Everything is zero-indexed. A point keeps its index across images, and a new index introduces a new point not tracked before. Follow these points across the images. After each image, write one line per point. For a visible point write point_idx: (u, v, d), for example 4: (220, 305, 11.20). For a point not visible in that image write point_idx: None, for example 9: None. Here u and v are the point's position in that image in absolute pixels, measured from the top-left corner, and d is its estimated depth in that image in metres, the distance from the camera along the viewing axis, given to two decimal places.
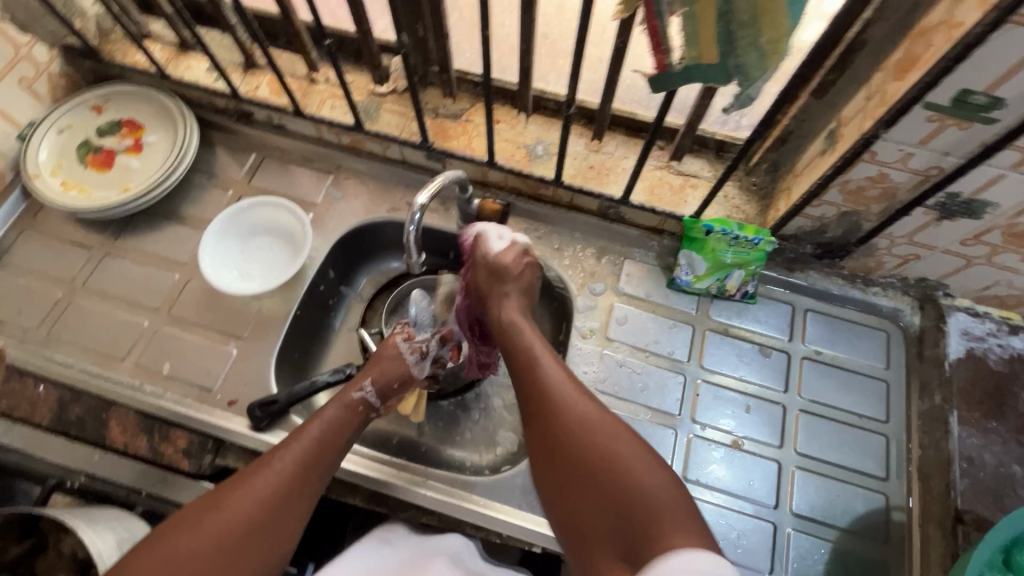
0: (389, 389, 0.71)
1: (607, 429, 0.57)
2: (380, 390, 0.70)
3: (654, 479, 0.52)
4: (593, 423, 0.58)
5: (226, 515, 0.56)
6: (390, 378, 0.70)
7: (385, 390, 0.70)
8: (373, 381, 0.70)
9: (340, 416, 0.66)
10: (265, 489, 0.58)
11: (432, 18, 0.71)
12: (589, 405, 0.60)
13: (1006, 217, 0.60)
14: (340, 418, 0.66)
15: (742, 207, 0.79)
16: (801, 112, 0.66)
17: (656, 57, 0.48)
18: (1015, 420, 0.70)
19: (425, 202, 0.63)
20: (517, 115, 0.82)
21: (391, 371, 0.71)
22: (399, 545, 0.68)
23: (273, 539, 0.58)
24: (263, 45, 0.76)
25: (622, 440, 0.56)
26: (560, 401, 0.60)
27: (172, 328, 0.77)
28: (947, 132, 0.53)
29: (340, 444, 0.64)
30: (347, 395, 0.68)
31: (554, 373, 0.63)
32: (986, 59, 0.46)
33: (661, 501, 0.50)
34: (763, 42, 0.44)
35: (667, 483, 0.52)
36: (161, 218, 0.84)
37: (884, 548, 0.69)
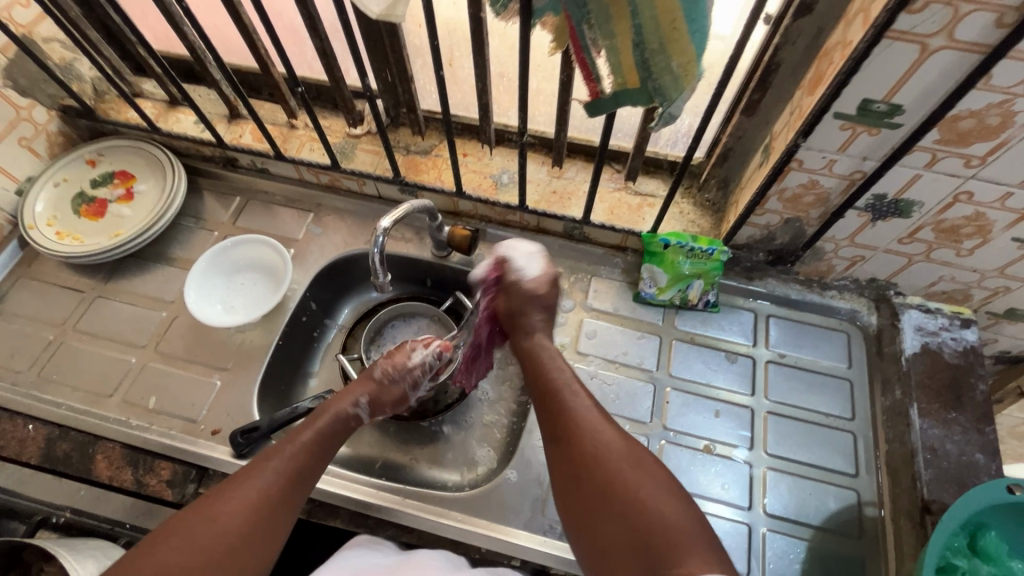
0: (381, 405, 0.75)
1: (629, 459, 0.59)
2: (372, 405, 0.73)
3: (666, 503, 0.54)
4: (616, 452, 0.60)
5: (215, 524, 0.56)
6: (386, 399, 0.74)
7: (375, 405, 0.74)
8: (369, 398, 0.73)
9: (331, 429, 0.68)
10: (249, 496, 0.58)
11: (396, 65, 0.78)
12: (613, 435, 0.62)
13: (932, 214, 0.65)
14: (330, 429, 0.68)
15: (696, 221, 0.84)
16: (736, 130, 0.72)
17: (590, 85, 0.54)
18: (974, 409, 0.72)
19: (388, 226, 0.66)
20: (482, 149, 0.89)
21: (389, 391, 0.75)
22: (387, 552, 0.68)
23: (256, 548, 0.57)
24: (243, 97, 0.82)
25: (638, 470, 0.58)
26: (582, 429, 0.63)
27: (158, 363, 0.80)
28: (861, 139, 0.58)
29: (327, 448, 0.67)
30: (342, 408, 0.70)
31: (578, 402, 0.66)
32: (879, 73, 0.50)
33: (677, 526, 0.52)
34: (675, 66, 0.49)
35: (677, 509, 0.54)
36: (150, 261, 0.89)
37: (859, 545, 0.69)
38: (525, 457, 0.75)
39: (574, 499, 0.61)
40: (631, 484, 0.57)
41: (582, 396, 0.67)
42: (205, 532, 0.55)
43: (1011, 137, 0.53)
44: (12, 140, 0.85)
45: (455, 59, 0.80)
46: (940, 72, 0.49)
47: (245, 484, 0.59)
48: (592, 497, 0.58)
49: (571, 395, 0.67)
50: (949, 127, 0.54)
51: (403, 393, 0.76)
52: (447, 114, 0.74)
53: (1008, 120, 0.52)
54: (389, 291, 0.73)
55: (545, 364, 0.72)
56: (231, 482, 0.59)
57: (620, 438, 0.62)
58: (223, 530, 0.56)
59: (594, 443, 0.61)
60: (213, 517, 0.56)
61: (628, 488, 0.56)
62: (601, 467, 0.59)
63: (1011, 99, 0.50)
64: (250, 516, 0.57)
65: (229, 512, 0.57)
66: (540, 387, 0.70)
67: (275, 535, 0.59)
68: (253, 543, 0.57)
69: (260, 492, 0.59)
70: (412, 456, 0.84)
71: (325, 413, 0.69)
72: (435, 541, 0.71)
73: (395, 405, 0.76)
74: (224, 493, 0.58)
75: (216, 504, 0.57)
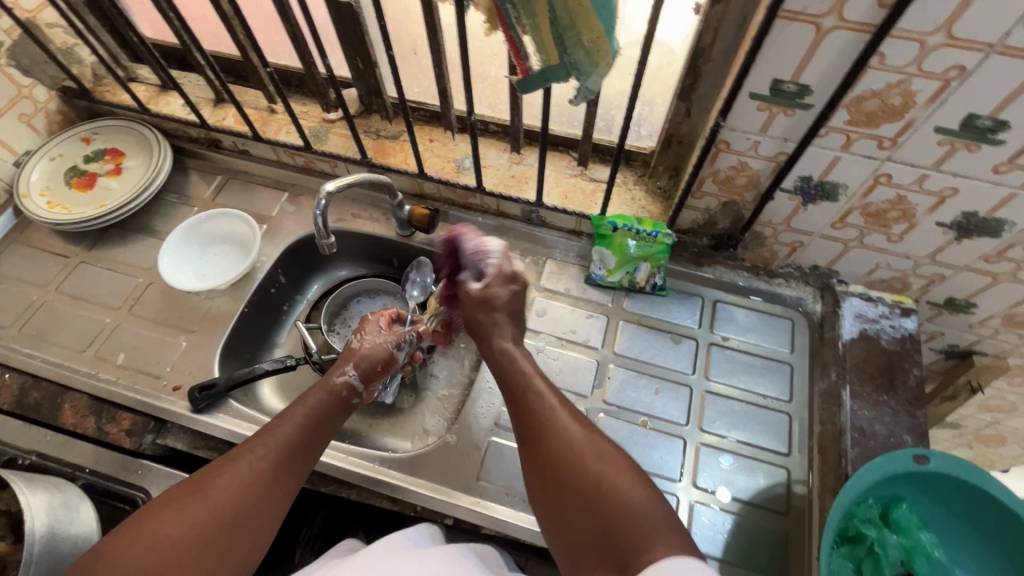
0: (371, 371, 0.74)
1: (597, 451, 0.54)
2: (362, 373, 0.73)
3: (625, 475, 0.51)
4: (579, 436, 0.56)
5: (209, 501, 0.52)
6: (372, 361, 0.74)
7: (365, 372, 0.73)
8: (356, 366, 0.73)
9: (323, 402, 0.66)
10: (247, 471, 0.56)
11: (363, 51, 0.83)
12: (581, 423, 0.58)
13: (858, 197, 0.67)
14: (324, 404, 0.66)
15: (646, 207, 0.87)
16: (677, 117, 0.75)
17: (519, 62, 0.57)
18: (906, 393, 0.73)
19: (331, 189, 0.72)
20: (448, 135, 0.93)
21: (374, 355, 0.75)
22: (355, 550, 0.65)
23: (249, 528, 0.53)
24: (222, 80, 0.88)
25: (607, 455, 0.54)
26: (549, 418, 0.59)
27: (131, 324, 0.85)
28: (778, 120, 0.62)
29: (323, 428, 0.65)
30: (332, 380, 0.69)
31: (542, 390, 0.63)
32: (783, 52, 0.55)
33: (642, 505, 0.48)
34: (586, 41, 0.53)
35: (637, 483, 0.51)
36: (133, 231, 0.94)
37: (785, 520, 0.71)
38: (466, 423, 0.78)
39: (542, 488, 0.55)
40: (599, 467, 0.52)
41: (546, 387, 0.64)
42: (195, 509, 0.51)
43: (914, 118, 0.56)
44: (12, 115, 0.92)
45: (419, 46, 0.85)
46: (837, 52, 0.53)
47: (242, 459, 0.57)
48: (560, 484, 0.53)
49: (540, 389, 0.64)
50: (856, 107, 0.57)
51: (388, 356, 0.77)
52: (404, 95, 0.79)
53: (909, 100, 0.55)
54: (333, 253, 0.78)
55: (512, 362, 0.68)
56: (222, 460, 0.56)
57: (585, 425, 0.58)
58: (216, 506, 0.52)
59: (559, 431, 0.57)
60: (207, 492, 0.53)
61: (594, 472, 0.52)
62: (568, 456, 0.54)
63: (907, 79, 0.53)
64: (250, 492, 0.55)
65: (226, 487, 0.54)
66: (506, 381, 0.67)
67: (273, 514, 0.56)
68: (248, 521, 0.54)
69: (260, 467, 0.57)
70: (365, 423, 0.88)
71: (318, 390, 0.68)
72: (374, 498, 0.75)
73: (383, 368, 0.76)
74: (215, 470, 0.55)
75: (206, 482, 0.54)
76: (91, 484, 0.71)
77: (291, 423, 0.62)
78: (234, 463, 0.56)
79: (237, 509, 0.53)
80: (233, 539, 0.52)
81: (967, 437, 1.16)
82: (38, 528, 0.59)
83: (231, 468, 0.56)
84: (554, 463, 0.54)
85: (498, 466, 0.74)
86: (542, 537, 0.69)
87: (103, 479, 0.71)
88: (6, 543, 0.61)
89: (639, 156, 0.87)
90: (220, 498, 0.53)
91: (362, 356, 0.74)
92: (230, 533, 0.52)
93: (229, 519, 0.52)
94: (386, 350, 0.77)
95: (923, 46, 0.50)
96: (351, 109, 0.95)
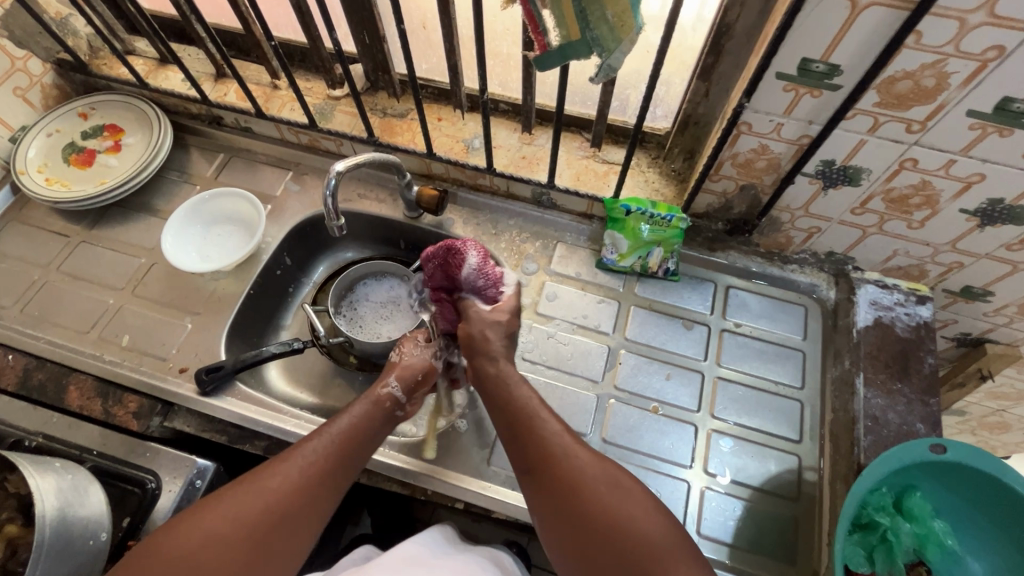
0: (414, 384, 0.71)
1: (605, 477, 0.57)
2: (404, 385, 0.70)
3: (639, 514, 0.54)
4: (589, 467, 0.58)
5: (261, 504, 0.54)
6: (411, 372, 0.72)
7: (408, 384, 0.71)
8: (397, 377, 0.70)
9: (367, 412, 0.65)
10: (296, 477, 0.57)
11: (370, 25, 0.80)
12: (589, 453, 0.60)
13: (880, 182, 0.65)
14: (369, 412, 0.66)
15: (660, 189, 0.85)
16: (695, 97, 0.73)
17: (537, 38, 0.55)
18: (919, 380, 0.72)
19: (340, 169, 0.70)
20: (457, 114, 0.91)
21: (413, 366, 0.72)
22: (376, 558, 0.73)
23: (291, 533, 0.55)
24: (224, 55, 0.85)
25: (625, 490, 0.56)
26: (555, 447, 0.60)
27: (135, 305, 0.84)
28: (804, 101, 0.60)
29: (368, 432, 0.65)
30: (377, 391, 0.68)
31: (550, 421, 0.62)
32: (815, 30, 0.53)
33: (655, 538, 0.53)
34: (610, 16, 0.51)
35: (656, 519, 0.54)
36: (134, 210, 0.92)
37: (795, 506, 0.71)
38: (476, 407, 0.78)
39: (548, 513, 0.58)
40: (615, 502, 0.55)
41: (555, 421, 0.63)
42: (246, 511, 0.53)
43: (947, 100, 0.54)
44: (7, 89, 0.89)
45: (428, 21, 0.82)
46: (872, 29, 0.51)
47: (291, 463, 0.58)
48: (574, 517, 0.56)
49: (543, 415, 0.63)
50: (887, 89, 0.55)
51: (428, 365, 0.74)
52: (413, 71, 0.76)
53: (943, 82, 0.53)
54: (342, 235, 0.76)
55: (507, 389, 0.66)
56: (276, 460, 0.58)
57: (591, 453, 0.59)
58: (266, 509, 0.54)
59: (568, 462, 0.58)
60: (259, 494, 0.55)
61: (608, 509, 0.55)
62: (580, 490, 0.56)
63: (942, 60, 0.51)
64: (297, 503, 0.56)
65: (276, 490, 0.55)
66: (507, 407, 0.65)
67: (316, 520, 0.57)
68: (294, 525, 0.56)
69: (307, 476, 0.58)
70: None
71: (360, 401, 0.67)
72: (384, 481, 0.75)
73: (423, 380, 0.73)
74: (268, 471, 0.57)
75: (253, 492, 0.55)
76: (99, 467, 0.70)
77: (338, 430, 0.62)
78: (284, 466, 0.57)
79: (282, 512, 0.55)
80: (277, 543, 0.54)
81: (971, 423, 1.16)
82: (49, 511, 0.58)
83: (282, 472, 0.57)
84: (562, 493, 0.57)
85: (508, 451, 0.74)
86: None
87: (111, 461, 0.70)
88: (16, 525, 0.61)
89: (653, 138, 0.85)
90: (266, 502, 0.55)
91: (404, 368, 0.72)
92: (273, 537, 0.54)
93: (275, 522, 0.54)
94: (422, 361, 0.73)
95: (962, 25, 0.48)
96: (357, 85, 0.92)
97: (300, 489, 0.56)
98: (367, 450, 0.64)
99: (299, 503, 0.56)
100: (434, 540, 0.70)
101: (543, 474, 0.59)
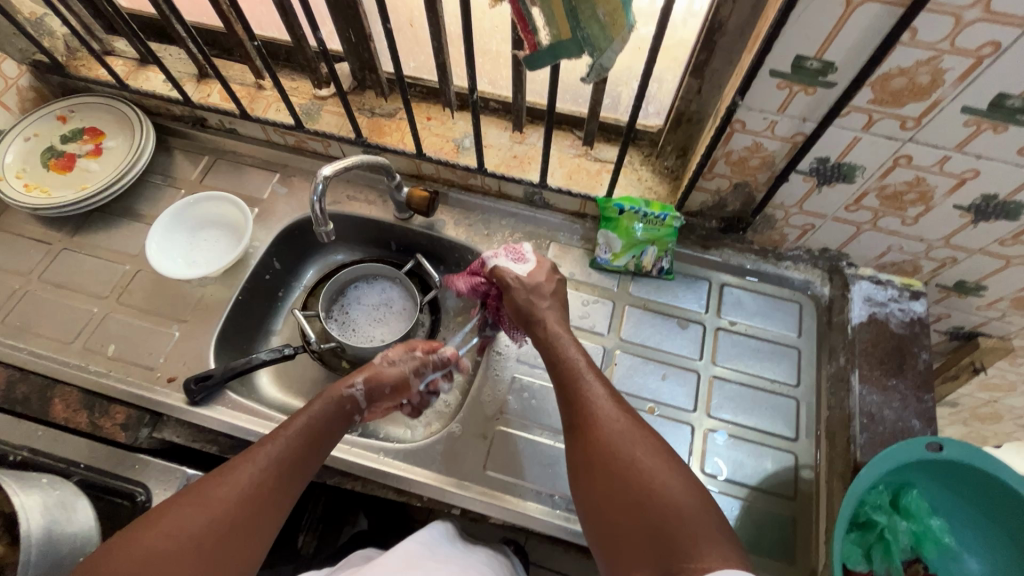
0: (379, 393, 0.70)
1: (642, 444, 0.55)
2: (370, 390, 0.69)
3: (669, 479, 0.51)
4: (627, 433, 0.56)
5: (208, 517, 0.52)
6: (383, 383, 0.70)
7: (374, 392, 0.70)
8: (366, 381, 0.69)
9: (328, 413, 0.64)
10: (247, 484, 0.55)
11: (356, 24, 0.78)
12: (628, 421, 0.58)
13: (875, 179, 0.65)
14: (331, 414, 0.64)
15: (654, 187, 0.84)
16: (688, 94, 0.72)
17: (527, 37, 0.54)
18: (914, 376, 0.72)
19: (327, 174, 0.69)
20: (446, 113, 0.89)
21: (385, 375, 0.71)
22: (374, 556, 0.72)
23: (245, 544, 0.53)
24: (206, 55, 0.83)
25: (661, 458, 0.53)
26: (598, 414, 0.59)
27: (120, 313, 0.82)
28: (798, 99, 0.59)
29: (326, 436, 0.63)
30: (337, 391, 0.66)
31: (594, 388, 0.62)
32: (810, 27, 0.52)
33: (694, 512, 0.48)
34: (601, 15, 0.50)
35: (689, 487, 0.50)
36: (117, 216, 0.90)
37: (792, 505, 0.71)
38: (471, 412, 0.77)
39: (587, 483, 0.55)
40: (649, 471, 0.52)
41: (600, 386, 0.62)
42: (194, 521, 0.51)
43: (942, 97, 0.53)
44: None
45: (415, 19, 0.81)
46: (866, 26, 0.50)
47: (242, 470, 0.56)
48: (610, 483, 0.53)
49: (590, 383, 0.62)
50: (881, 86, 0.55)
51: (402, 381, 0.73)
52: (400, 70, 0.74)
53: (938, 78, 0.52)
54: (331, 241, 0.75)
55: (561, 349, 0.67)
56: (227, 467, 0.56)
57: (629, 422, 0.57)
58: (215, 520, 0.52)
59: (602, 429, 0.57)
60: (208, 504, 0.53)
61: (641, 471, 0.52)
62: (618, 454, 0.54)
63: (938, 56, 0.50)
64: (251, 503, 0.54)
65: (228, 499, 0.53)
66: (559, 372, 0.65)
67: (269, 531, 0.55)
68: (242, 539, 0.53)
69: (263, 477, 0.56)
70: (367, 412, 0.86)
71: (320, 399, 0.65)
72: (379, 488, 0.74)
73: (393, 392, 0.72)
74: (218, 479, 0.55)
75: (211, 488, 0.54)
76: (88, 481, 0.68)
77: (296, 429, 0.61)
78: (235, 473, 0.55)
79: (233, 521, 0.53)
80: (229, 556, 0.51)
81: (963, 414, 1.17)
82: (34, 529, 0.57)
83: (234, 479, 0.55)
84: (598, 463, 0.55)
85: (504, 455, 0.74)
86: (550, 526, 0.69)
87: (100, 474, 0.68)
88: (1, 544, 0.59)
89: (646, 135, 0.84)
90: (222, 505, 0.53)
91: (376, 373, 0.70)
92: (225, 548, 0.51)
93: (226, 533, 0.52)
94: (401, 374, 0.72)
95: (957, 21, 0.47)
96: (344, 85, 0.90)
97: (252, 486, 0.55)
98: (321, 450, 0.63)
99: (249, 515, 0.54)
100: (433, 538, 0.70)
101: (585, 439, 0.57)
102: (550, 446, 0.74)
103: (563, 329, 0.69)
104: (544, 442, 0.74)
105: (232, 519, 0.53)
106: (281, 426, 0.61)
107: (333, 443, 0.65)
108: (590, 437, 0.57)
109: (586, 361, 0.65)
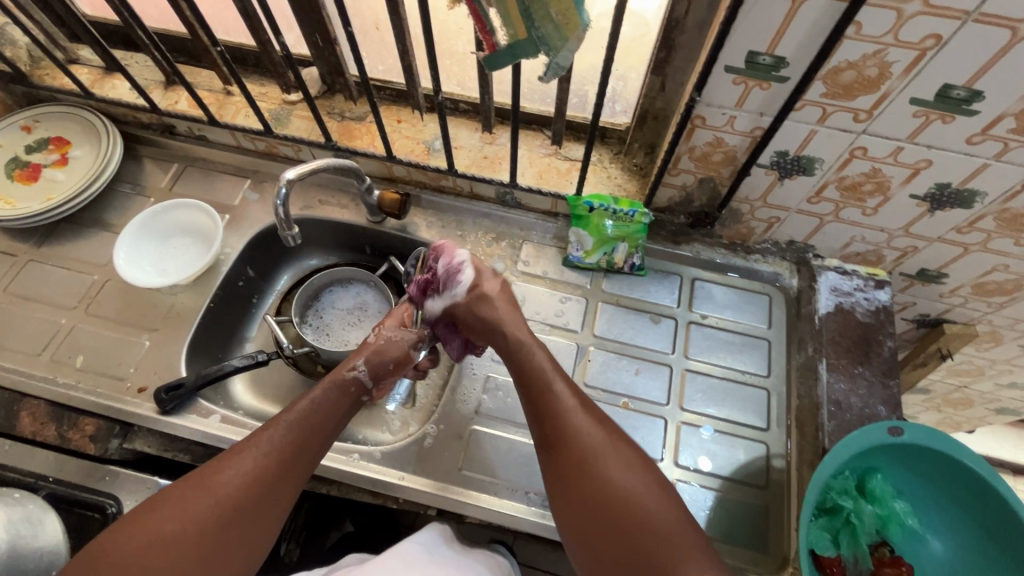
0: (382, 368, 0.71)
1: (616, 456, 0.58)
2: (372, 368, 0.70)
3: (642, 483, 0.57)
4: (602, 446, 0.59)
5: (212, 500, 0.53)
6: (385, 360, 0.71)
7: (376, 368, 0.70)
8: (367, 361, 0.70)
9: (329, 399, 0.65)
10: (255, 469, 0.56)
11: (320, 28, 0.78)
12: (603, 430, 0.61)
13: (833, 171, 0.66)
14: (331, 401, 0.65)
15: (623, 185, 0.85)
16: (650, 91, 0.73)
17: (486, 38, 0.54)
18: (879, 364, 0.74)
19: (291, 177, 0.69)
20: (416, 115, 0.90)
21: (387, 351, 0.72)
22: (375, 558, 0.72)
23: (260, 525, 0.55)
24: (170, 62, 0.82)
25: (632, 470, 0.57)
26: (572, 427, 0.60)
27: (88, 324, 0.81)
28: (754, 93, 0.60)
29: (330, 422, 0.64)
30: (340, 374, 0.67)
31: (563, 390, 0.64)
32: (759, 24, 0.53)
33: (664, 524, 0.54)
34: (554, 14, 0.50)
35: (661, 499, 0.55)
36: (85, 225, 0.89)
37: (764, 494, 0.72)
38: (447, 412, 0.77)
39: (566, 498, 0.58)
40: (625, 488, 0.56)
41: (571, 394, 0.64)
42: (200, 502, 0.52)
43: (890, 89, 0.55)
44: None
45: (381, 22, 0.81)
46: (813, 21, 0.52)
47: (248, 455, 0.56)
48: (586, 499, 0.57)
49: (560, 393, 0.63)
50: (832, 80, 0.56)
51: (403, 355, 0.73)
52: (365, 74, 0.74)
53: (885, 71, 0.54)
54: (297, 245, 0.74)
55: (529, 356, 0.68)
56: (230, 453, 0.56)
57: (604, 431, 0.60)
58: (220, 504, 0.53)
59: (581, 442, 0.59)
60: (214, 489, 0.53)
61: (615, 488, 0.56)
62: (593, 469, 0.58)
63: (884, 49, 0.52)
64: (251, 493, 0.54)
65: (230, 483, 0.54)
66: (527, 383, 0.66)
67: (282, 517, 0.57)
68: (243, 528, 0.53)
69: (264, 463, 0.56)
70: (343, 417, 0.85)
71: (323, 385, 0.66)
72: (354, 492, 0.74)
73: (396, 366, 0.73)
74: (223, 464, 0.55)
75: (213, 472, 0.54)
76: (55, 495, 0.68)
77: (298, 415, 0.61)
78: (242, 458, 0.56)
79: (241, 503, 0.54)
80: (233, 540, 0.53)
81: (936, 400, 1.20)
82: None
83: (237, 463, 0.55)
84: (576, 477, 0.58)
85: (479, 455, 0.74)
86: (528, 523, 0.69)
87: (67, 487, 0.68)
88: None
89: (614, 133, 0.85)
90: (219, 498, 0.53)
91: (375, 350, 0.71)
92: (234, 531, 0.53)
93: (231, 514, 0.53)
94: (402, 349, 0.73)
95: (899, 15, 0.49)
96: (312, 90, 0.90)
97: (250, 476, 0.55)
98: (324, 441, 0.62)
99: (249, 504, 0.54)
100: (431, 540, 0.69)
101: (561, 453, 0.60)
102: (526, 444, 0.74)
103: (527, 335, 0.70)
104: (521, 441, 0.75)
105: (237, 499, 0.54)
106: (283, 411, 0.61)
107: (335, 425, 0.65)
108: (566, 451, 0.60)
109: (555, 369, 0.66)
